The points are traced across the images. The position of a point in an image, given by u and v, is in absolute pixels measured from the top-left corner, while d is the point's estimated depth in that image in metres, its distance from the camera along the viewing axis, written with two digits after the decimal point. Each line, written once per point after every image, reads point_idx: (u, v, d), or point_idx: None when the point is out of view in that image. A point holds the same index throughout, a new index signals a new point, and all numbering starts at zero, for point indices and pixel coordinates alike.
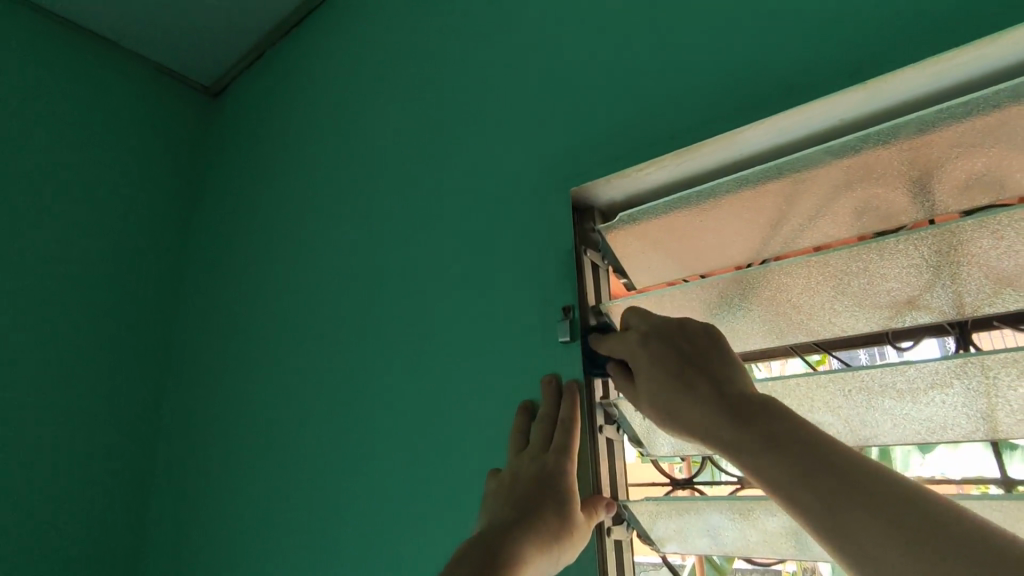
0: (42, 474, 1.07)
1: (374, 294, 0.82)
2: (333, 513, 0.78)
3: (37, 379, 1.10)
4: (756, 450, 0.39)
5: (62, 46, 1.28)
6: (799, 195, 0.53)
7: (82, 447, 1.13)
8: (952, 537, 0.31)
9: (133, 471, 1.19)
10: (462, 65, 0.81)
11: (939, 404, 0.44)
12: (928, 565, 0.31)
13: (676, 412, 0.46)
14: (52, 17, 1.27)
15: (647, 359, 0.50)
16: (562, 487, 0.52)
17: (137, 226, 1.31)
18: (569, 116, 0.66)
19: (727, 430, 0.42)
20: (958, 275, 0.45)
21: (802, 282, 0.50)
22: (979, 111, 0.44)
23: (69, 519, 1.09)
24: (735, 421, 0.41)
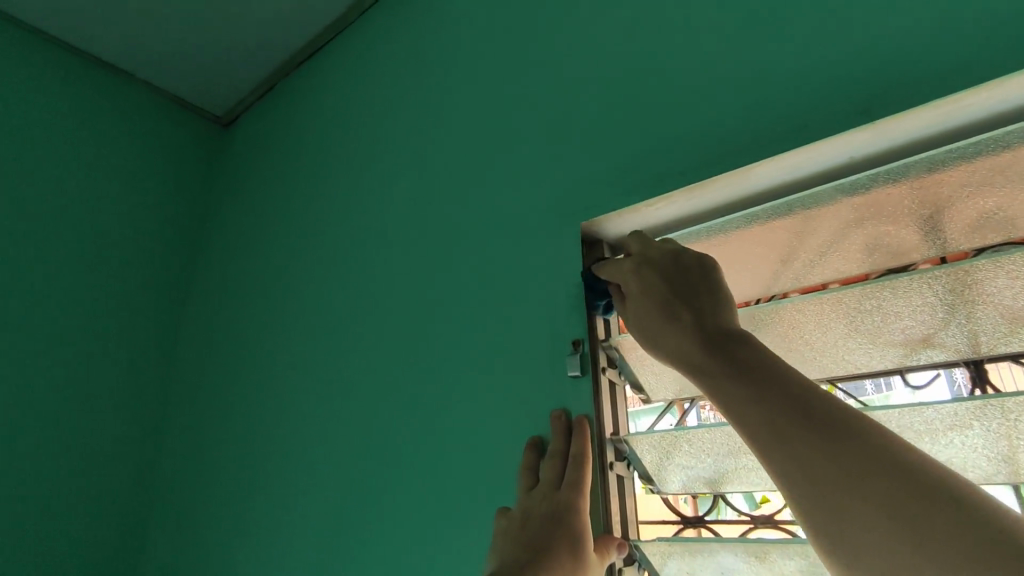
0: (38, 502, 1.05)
1: (381, 322, 0.82)
2: (335, 549, 0.76)
3: (38, 404, 1.09)
4: (727, 379, 0.42)
5: (79, 76, 1.31)
6: (809, 231, 0.53)
7: (81, 474, 1.11)
8: (893, 471, 0.33)
9: (131, 501, 1.16)
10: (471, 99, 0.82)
11: (958, 445, 0.43)
12: (869, 497, 0.33)
13: (659, 338, 0.49)
14: (70, 49, 1.31)
15: (639, 288, 0.52)
16: (574, 526, 0.51)
17: (145, 251, 1.32)
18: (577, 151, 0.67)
19: (701, 357, 0.44)
20: (973, 314, 0.44)
21: (815, 317, 0.50)
22: (988, 151, 0.45)
23: (63, 550, 1.06)
24: (713, 352, 0.44)
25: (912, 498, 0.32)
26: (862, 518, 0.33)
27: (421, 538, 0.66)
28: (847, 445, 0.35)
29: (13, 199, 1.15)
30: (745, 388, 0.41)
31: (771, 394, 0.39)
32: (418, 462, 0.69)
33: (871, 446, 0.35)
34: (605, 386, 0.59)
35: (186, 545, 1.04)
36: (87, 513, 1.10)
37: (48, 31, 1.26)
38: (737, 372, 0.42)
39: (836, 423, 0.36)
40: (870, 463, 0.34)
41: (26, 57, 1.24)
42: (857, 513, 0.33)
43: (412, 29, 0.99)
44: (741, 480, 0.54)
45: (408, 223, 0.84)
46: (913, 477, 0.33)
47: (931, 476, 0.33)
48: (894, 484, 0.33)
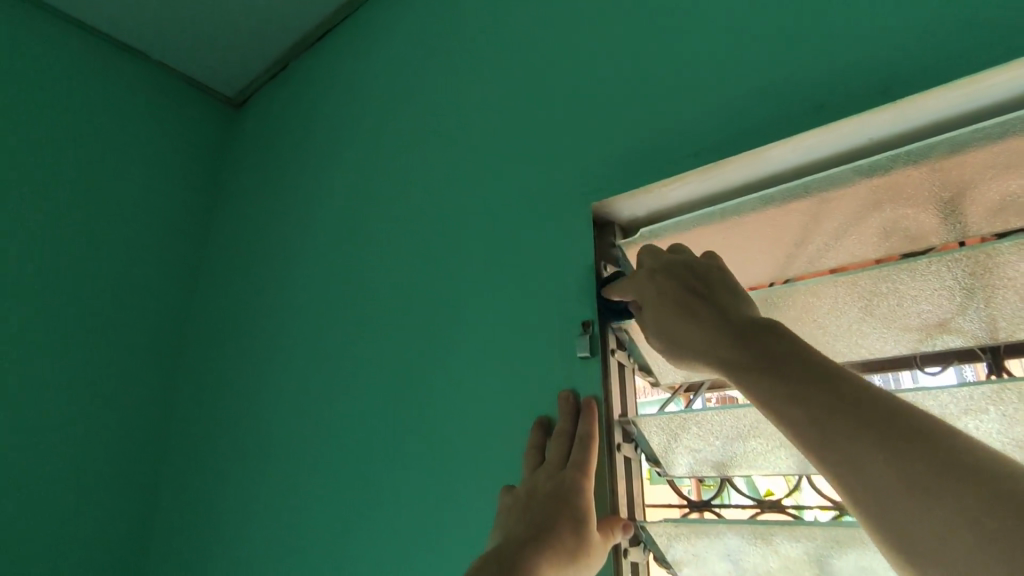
0: (52, 473, 1.07)
1: (390, 302, 0.82)
2: (340, 533, 0.76)
3: (52, 378, 1.11)
4: (764, 377, 0.39)
5: (93, 55, 1.32)
6: (827, 213, 0.52)
7: (92, 447, 1.13)
8: (959, 467, 0.30)
9: (141, 474, 1.18)
10: (483, 81, 0.82)
11: (972, 431, 0.42)
12: (934, 498, 0.30)
13: (682, 339, 0.47)
14: (82, 27, 1.30)
15: (654, 290, 0.51)
16: (580, 505, 0.51)
17: (155, 230, 1.32)
18: (588, 131, 0.66)
19: (733, 355, 0.42)
20: (992, 299, 0.44)
21: (829, 301, 0.49)
22: (1014, 132, 0.44)
23: (76, 520, 1.08)
24: (744, 349, 0.42)
25: (984, 497, 0.29)
26: (931, 524, 0.30)
27: (426, 518, 0.67)
28: (893, 433, 0.33)
29: (24, 178, 1.15)
30: (779, 381, 0.38)
31: (807, 385, 0.37)
32: (424, 444, 0.70)
33: (919, 433, 0.32)
34: (615, 368, 0.59)
35: (194, 525, 1.05)
36: (96, 490, 1.12)
37: (61, 9, 1.26)
38: (774, 369, 0.39)
39: (878, 410, 0.34)
40: (917, 451, 0.32)
41: (40, 35, 1.25)
42: (916, 504, 0.31)
43: (425, 9, 0.98)
44: (749, 465, 0.54)
45: (419, 205, 0.84)
46: (981, 473, 0.30)
47: (988, 464, 0.30)
48: (961, 482, 0.30)
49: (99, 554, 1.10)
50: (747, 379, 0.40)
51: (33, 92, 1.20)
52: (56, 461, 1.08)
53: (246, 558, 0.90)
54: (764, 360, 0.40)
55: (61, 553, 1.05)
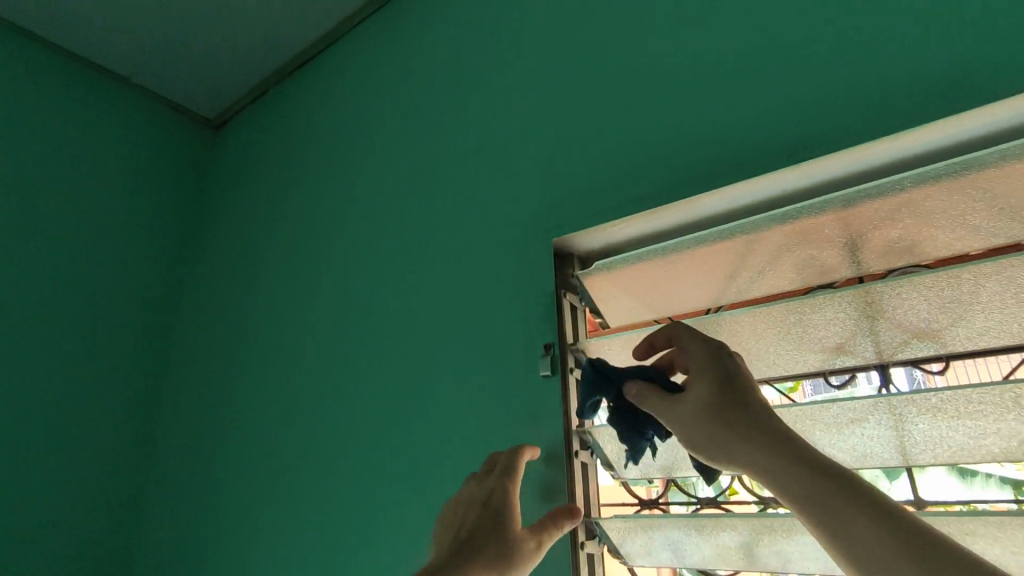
0: (39, 488, 1.10)
1: (373, 323, 0.89)
2: (329, 543, 0.82)
3: (37, 397, 1.13)
4: (818, 486, 0.43)
5: (73, 79, 1.34)
6: (750, 251, 0.61)
7: (77, 462, 1.16)
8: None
9: (126, 486, 1.22)
10: (459, 120, 0.89)
11: (859, 435, 0.51)
12: None
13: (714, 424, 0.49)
14: (62, 52, 1.33)
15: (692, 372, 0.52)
16: (505, 507, 0.58)
17: (138, 249, 1.36)
18: (553, 174, 0.75)
19: (785, 456, 0.45)
20: (875, 327, 0.53)
21: (750, 327, 0.58)
22: (889, 192, 0.54)
23: (64, 532, 1.12)
24: (798, 455, 0.45)
25: None
26: None
27: (409, 525, 0.73)
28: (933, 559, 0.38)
29: (6, 202, 1.18)
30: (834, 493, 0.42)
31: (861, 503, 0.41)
32: (406, 457, 0.77)
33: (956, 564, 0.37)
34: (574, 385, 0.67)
35: (183, 540, 1.09)
36: (81, 509, 1.15)
37: (42, 35, 1.28)
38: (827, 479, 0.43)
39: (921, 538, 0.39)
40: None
41: (21, 60, 1.27)
42: None
43: (404, 48, 1.05)
44: (689, 467, 0.62)
45: (399, 233, 0.91)
46: None
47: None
48: None
49: (88, 564, 1.13)
50: (798, 481, 0.44)
51: (17, 117, 1.23)
52: (42, 477, 1.11)
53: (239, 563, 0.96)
54: (817, 469, 0.43)
55: (50, 565, 1.09)
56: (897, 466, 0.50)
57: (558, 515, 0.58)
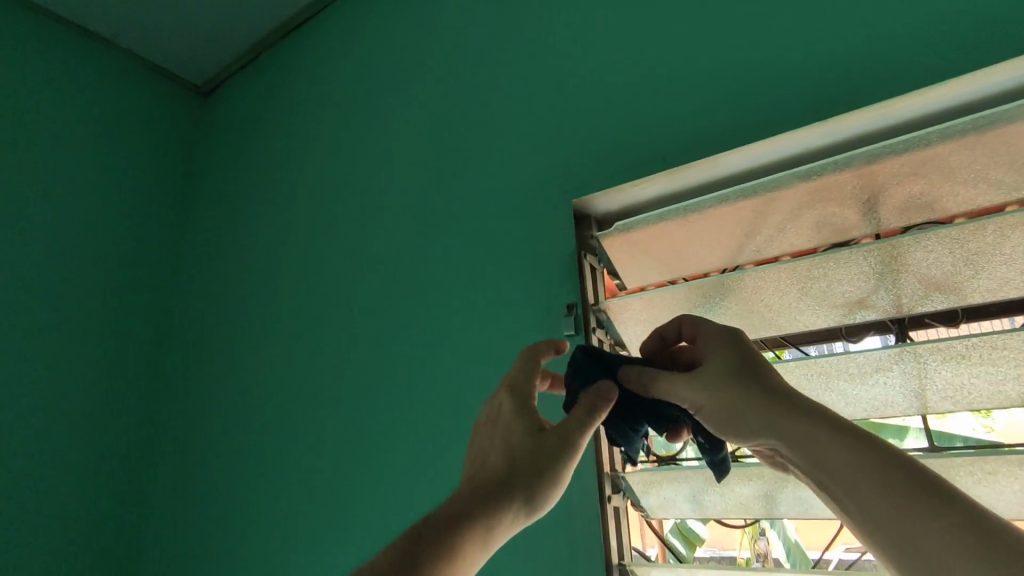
0: (44, 458, 1.09)
1: (387, 288, 0.88)
2: (347, 509, 0.82)
3: (37, 368, 1.12)
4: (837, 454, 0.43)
5: (58, 42, 1.29)
6: (771, 210, 0.62)
7: (81, 432, 1.15)
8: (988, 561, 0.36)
9: (132, 457, 1.21)
10: (470, 81, 0.88)
11: (882, 384, 0.52)
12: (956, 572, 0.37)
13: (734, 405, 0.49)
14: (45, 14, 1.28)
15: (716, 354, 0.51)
16: (515, 413, 0.55)
17: (131, 220, 1.33)
18: (571, 135, 0.75)
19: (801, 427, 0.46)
20: (898, 280, 0.54)
21: (774, 284, 0.59)
22: (914, 147, 0.54)
23: (72, 502, 1.11)
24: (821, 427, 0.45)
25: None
26: None
27: (431, 484, 0.74)
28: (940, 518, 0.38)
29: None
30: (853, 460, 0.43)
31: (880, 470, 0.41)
32: (427, 421, 0.77)
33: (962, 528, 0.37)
34: (597, 344, 0.67)
35: (193, 509, 1.10)
36: (86, 484, 1.14)
37: None
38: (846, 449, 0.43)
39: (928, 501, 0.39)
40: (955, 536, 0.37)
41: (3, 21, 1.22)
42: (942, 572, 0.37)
43: (408, 8, 1.02)
44: None
45: (410, 197, 0.90)
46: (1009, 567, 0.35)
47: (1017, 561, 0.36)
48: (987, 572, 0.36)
49: (96, 533, 1.13)
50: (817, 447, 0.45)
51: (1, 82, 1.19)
52: (47, 447, 1.10)
53: (251, 527, 0.96)
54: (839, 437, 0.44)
55: (60, 535, 1.09)
56: (915, 413, 0.52)
57: (591, 404, 0.53)
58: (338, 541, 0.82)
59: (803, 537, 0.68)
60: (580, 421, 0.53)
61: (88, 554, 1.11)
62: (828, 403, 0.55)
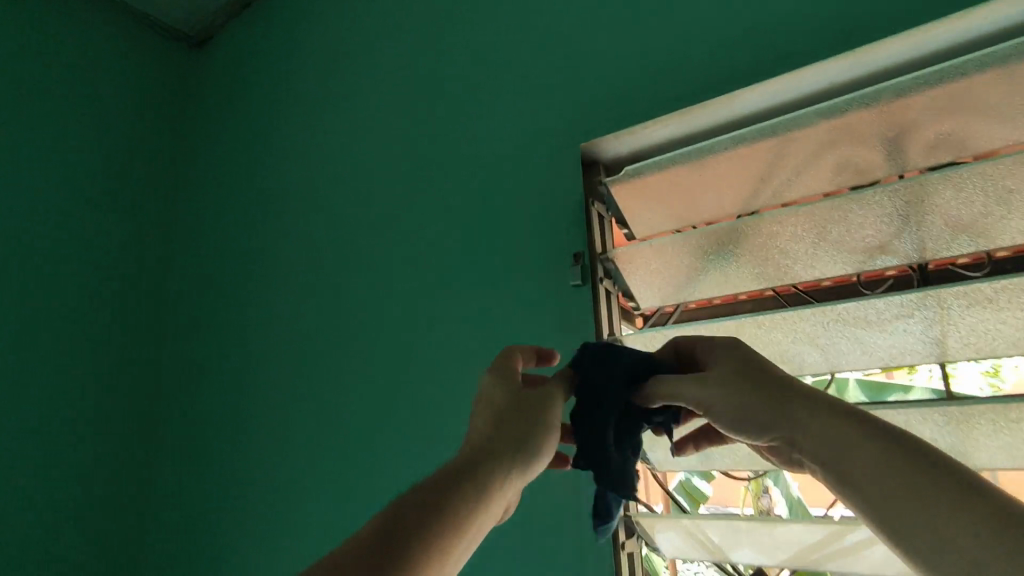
0: (50, 408, 1.11)
1: (385, 239, 0.88)
2: (350, 465, 0.83)
3: (40, 320, 1.12)
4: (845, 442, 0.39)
5: None
6: (789, 151, 0.59)
7: (85, 385, 1.16)
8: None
9: (135, 412, 1.22)
10: (467, 27, 0.86)
11: (902, 331, 0.51)
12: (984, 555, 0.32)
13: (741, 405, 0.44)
14: None
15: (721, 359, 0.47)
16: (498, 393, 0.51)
17: (125, 175, 1.32)
18: (572, 81, 0.73)
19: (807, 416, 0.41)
20: (922, 224, 0.52)
21: (791, 229, 0.56)
22: (947, 79, 0.50)
23: (78, 454, 1.13)
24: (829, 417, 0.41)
25: None
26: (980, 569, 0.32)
27: (434, 437, 0.74)
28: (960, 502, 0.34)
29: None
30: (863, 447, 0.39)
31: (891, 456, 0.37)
32: (429, 376, 0.77)
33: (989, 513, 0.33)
34: (603, 294, 0.65)
35: (195, 463, 1.10)
36: (94, 441, 1.15)
37: None
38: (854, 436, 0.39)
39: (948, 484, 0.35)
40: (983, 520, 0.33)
41: None
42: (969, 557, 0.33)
43: None
44: None
45: (406, 146, 0.89)
46: None
47: None
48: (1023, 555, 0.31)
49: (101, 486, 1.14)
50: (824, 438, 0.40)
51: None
52: (51, 398, 1.11)
53: (254, 479, 0.96)
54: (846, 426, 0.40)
55: (66, 486, 1.10)
56: (934, 361, 0.51)
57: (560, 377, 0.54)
58: (341, 488, 0.83)
59: (805, 494, 0.67)
60: (550, 390, 0.52)
61: (96, 505, 1.13)
62: (842, 351, 0.53)
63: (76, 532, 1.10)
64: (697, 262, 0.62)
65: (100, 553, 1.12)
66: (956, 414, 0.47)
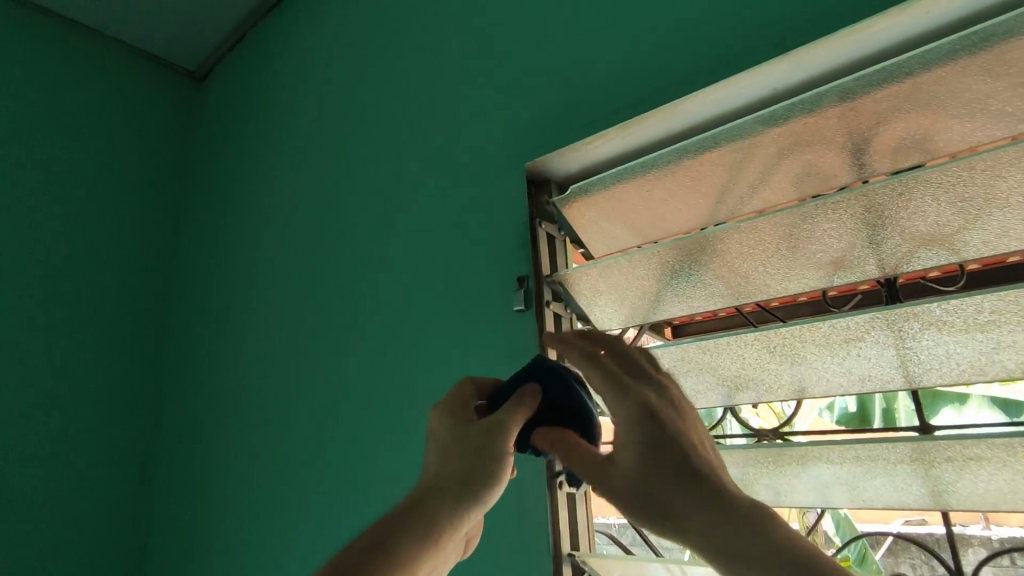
0: (58, 429, 1.19)
1: (351, 260, 0.90)
2: (313, 488, 0.85)
3: (49, 347, 1.22)
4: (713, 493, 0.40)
5: (57, 42, 1.39)
6: (738, 162, 0.55)
7: (95, 405, 1.25)
8: None
9: (147, 429, 1.31)
10: (419, 47, 0.87)
11: (855, 357, 0.46)
12: None
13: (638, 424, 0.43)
14: (45, 15, 1.38)
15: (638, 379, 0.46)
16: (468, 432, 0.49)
17: (136, 209, 1.42)
18: (512, 94, 0.72)
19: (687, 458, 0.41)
20: (877, 237, 0.47)
21: (737, 247, 0.52)
22: (894, 78, 0.46)
23: (87, 471, 1.21)
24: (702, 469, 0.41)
25: None
26: None
27: (391, 463, 0.74)
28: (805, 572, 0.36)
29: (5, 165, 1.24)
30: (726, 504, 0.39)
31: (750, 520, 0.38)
32: (387, 401, 0.77)
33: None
34: (551, 319, 0.62)
35: (193, 482, 1.15)
36: (104, 458, 1.24)
37: None
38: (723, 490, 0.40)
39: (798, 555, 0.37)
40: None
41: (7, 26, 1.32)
42: None
43: None
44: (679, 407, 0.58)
45: (369, 167, 0.91)
46: None
47: None
48: None
49: (112, 500, 1.23)
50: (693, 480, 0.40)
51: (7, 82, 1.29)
52: (59, 420, 1.20)
53: (241, 496, 1.00)
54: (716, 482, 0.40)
55: (79, 500, 1.19)
56: (898, 387, 0.46)
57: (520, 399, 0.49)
58: (312, 507, 0.84)
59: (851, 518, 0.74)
60: (503, 416, 0.49)
61: (106, 519, 1.21)
62: (798, 378, 0.49)
63: (82, 547, 1.17)
64: (648, 283, 0.58)
65: (102, 565, 1.19)
66: (912, 449, 0.42)
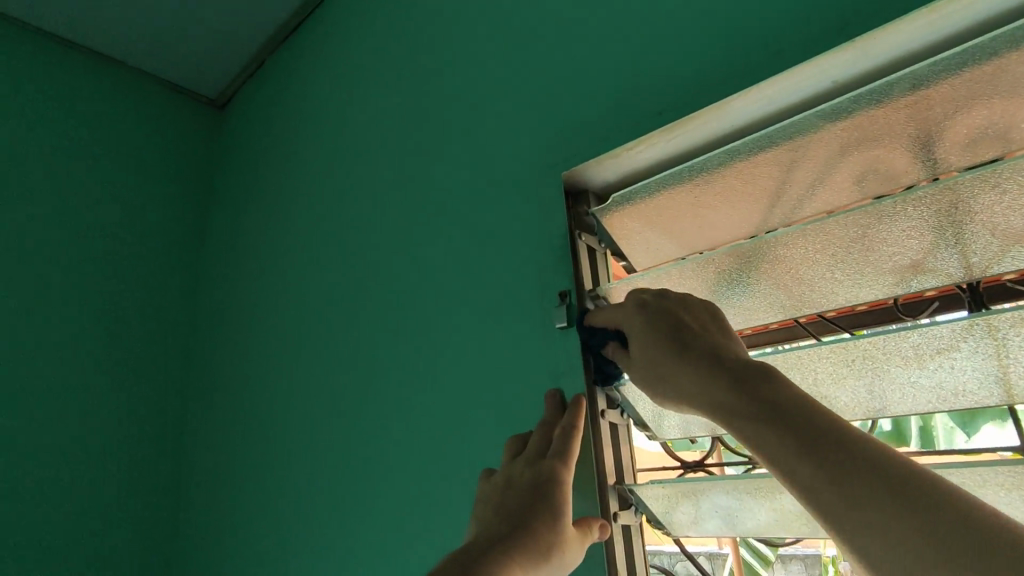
0: (78, 460, 1.15)
1: (375, 275, 0.86)
2: (345, 515, 0.80)
3: (70, 374, 1.19)
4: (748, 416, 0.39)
5: (82, 73, 1.42)
6: (796, 161, 0.51)
7: (117, 434, 1.22)
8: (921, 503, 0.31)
9: (169, 459, 1.27)
10: (437, 58, 0.86)
11: (947, 369, 0.41)
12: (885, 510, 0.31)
13: (664, 373, 0.45)
14: (71, 47, 1.41)
15: (640, 324, 0.49)
16: (553, 496, 0.50)
17: (159, 234, 1.41)
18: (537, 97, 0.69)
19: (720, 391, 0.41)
20: (962, 235, 0.43)
21: (802, 251, 0.48)
22: (976, 61, 0.42)
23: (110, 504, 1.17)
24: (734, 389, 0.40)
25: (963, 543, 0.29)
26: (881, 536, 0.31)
27: (425, 490, 0.69)
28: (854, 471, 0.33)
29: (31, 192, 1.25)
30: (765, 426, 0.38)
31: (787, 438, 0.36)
32: (417, 423, 0.72)
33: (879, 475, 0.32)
34: None
35: (219, 512, 1.10)
36: (126, 489, 1.20)
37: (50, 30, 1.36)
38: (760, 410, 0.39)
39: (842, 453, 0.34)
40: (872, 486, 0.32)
41: (34, 58, 1.35)
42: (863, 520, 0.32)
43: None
44: None
45: (391, 179, 0.89)
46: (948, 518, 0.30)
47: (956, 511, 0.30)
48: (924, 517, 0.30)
49: (134, 534, 1.18)
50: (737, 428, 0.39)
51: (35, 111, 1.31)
52: (81, 451, 1.16)
53: (269, 526, 0.95)
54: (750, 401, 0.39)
55: (100, 535, 1.14)
56: (997, 405, 0.41)
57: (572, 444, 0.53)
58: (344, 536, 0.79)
59: None
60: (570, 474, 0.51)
61: (128, 553, 1.17)
62: (880, 395, 0.44)
63: None
64: (702, 294, 0.54)
65: None
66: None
